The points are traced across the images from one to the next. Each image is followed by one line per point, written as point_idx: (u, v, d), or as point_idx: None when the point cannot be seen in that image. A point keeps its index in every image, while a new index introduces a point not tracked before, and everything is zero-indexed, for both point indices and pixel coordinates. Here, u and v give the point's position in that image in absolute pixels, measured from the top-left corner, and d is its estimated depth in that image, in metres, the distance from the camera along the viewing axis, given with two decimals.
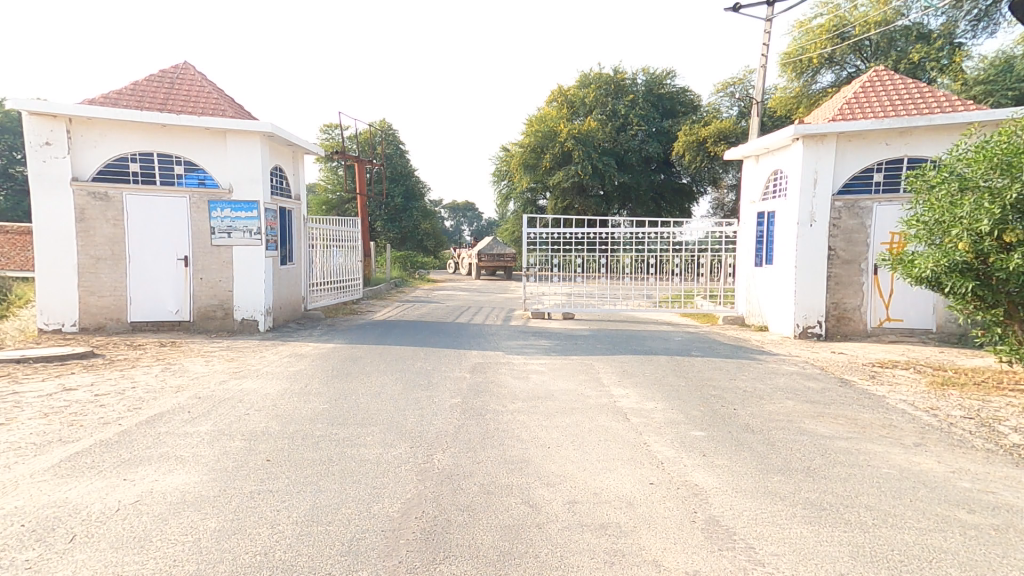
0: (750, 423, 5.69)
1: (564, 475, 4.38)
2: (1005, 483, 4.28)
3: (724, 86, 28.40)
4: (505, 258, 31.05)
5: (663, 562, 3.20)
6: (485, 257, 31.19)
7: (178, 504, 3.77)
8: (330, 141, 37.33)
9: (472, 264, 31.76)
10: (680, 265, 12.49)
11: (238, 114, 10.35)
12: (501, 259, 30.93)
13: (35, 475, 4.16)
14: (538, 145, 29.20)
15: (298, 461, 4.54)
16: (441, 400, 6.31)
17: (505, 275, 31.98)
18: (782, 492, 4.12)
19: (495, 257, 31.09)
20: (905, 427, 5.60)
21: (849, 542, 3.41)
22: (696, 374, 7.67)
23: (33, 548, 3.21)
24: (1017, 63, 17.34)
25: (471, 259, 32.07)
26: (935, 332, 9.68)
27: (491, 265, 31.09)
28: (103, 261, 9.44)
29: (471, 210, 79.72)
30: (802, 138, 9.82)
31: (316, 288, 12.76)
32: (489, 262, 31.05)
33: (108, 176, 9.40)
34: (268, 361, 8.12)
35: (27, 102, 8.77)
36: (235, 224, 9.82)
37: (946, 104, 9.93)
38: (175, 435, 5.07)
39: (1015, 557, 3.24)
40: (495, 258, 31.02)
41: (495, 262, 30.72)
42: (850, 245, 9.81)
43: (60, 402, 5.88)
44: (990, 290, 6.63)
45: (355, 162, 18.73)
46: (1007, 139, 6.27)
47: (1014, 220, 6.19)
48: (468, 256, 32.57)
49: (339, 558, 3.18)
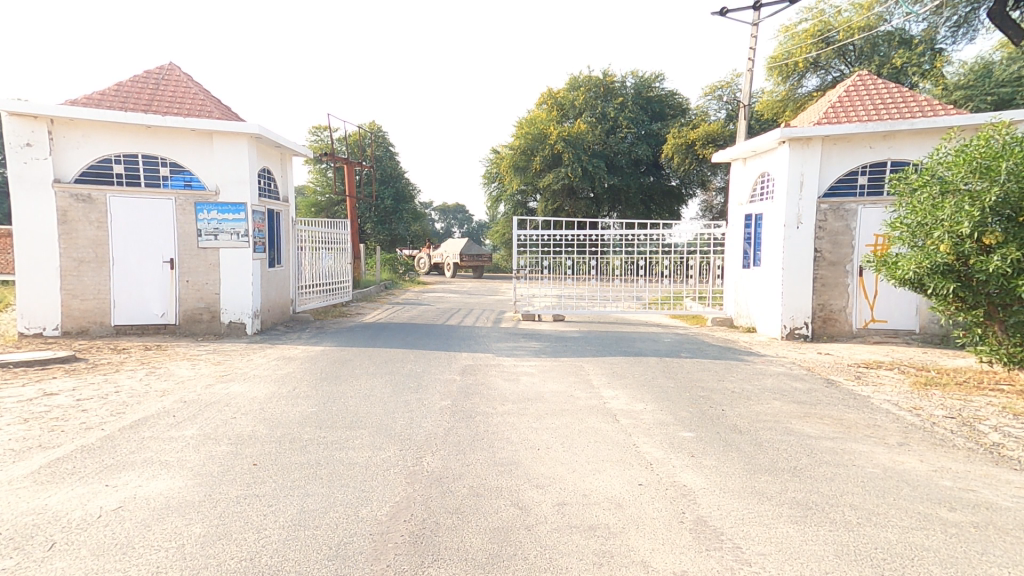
0: (738, 424, 5.73)
1: (553, 478, 4.38)
2: (985, 481, 4.35)
3: (713, 89, 28.60)
4: (482, 260, 32.72)
5: (651, 563, 3.21)
6: (464, 257, 32.32)
7: (162, 510, 3.73)
8: (320, 143, 37.43)
9: (448, 264, 32.70)
10: (669, 266, 12.41)
11: (225, 115, 10.26)
12: (480, 260, 32.74)
13: (13, 482, 4.09)
14: (528, 148, 29.31)
15: (285, 466, 4.50)
16: (430, 403, 6.28)
17: (475, 275, 33.83)
18: (769, 491, 4.15)
19: (474, 256, 32.79)
20: (889, 427, 5.68)
21: (835, 541, 3.45)
22: (685, 375, 7.73)
23: (11, 556, 3.15)
24: (996, 69, 17.63)
25: (446, 259, 33.09)
26: (919, 333, 9.82)
27: (471, 266, 32.49)
28: (86, 264, 9.30)
29: (461, 212, 79.54)
30: (788, 142, 9.95)
31: (305, 290, 12.66)
32: (470, 262, 32.46)
33: (91, 178, 9.28)
34: (256, 364, 8.04)
35: (8, 102, 8.63)
36: (222, 226, 9.74)
37: (928, 108, 10.10)
38: (159, 440, 5.00)
39: (994, 554, 3.30)
40: (474, 257, 32.92)
41: (475, 264, 32.23)
42: (835, 247, 9.93)
43: (41, 408, 5.78)
44: (972, 292, 6.72)
45: (344, 163, 18.29)
46: (986, 143, 6.41)
47: (993, 223, 6.31)
48: (441, 255, 33.26)
49: (326, 563, 3.16)
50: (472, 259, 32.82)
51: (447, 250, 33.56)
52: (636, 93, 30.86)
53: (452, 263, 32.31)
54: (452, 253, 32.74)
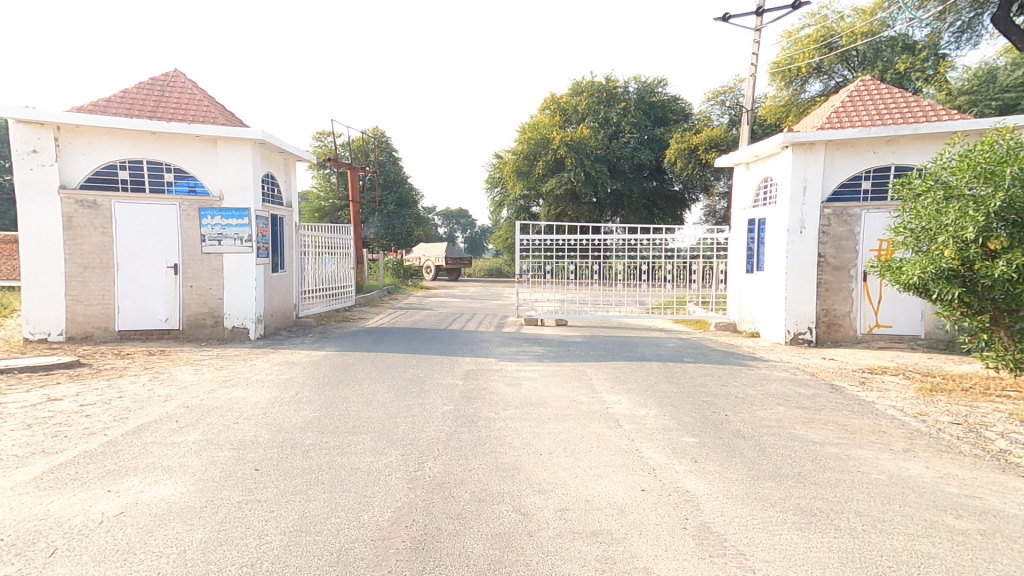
0: (742, 429, 5.71)
1: (555, 483, 4.36)
2: (992, 488, 4.30)
3: (715, 94, 28.68)
4: (463, 264, 34.16)
5: (654, 570, 3.19)
6: (448, 260, 33.26)
7: (163, 515, 3.73)
8: (325, 149, 37.82)
9: (427, 268, 33.36)
10: (672, 271, 12.40)
11: (229, 121, 10.31)
12: (461, 262, 33.90)
13: (16, 488, 4.10)
14: (531, 153, 29.47)
15: (287, 471, 4.50)
16: (432, 408, 6.27)
17: (448, 278, 34.84)
18: (772, 497, 4.12)
19: (458, 261, 34.01)
20: (894, 432, 5.63)
21: (840, 548, 3.41)
22: (688, 380, 7.70)
23: (12, 562, 3.15)
24: (1000, 74, 17.57)
25: (426, 261, 33.79)
26: (924, 339, 9.76)
27: (452, 268, 33.52)
28: (91, 269, 9.34)
29: (465, 217, 79.94)
30: (790, 146, 9.93)
31: (308, 295, 12.67)
32: (452, 265, 33.31)
33: (96, 185, 9.36)
34: (259, 369, 8.06)
35: (15, 110, 8.72)
36: (226, 231, 9.78)
37: (931, 113, 10.07)
38: (161, 445, 5.01)
39: (1001, 563, 3.26)
40: (458, 261, 34.08)
41: (458, 267, 33.12)
42: (839, 252, 9.89)
43: (45, 414, 5.80)
44: (977, 297, 6.67)
45: (349, 169, 18.46)
46: (990, 147, 6.40)
47: (998, 228, 6.28)
48: (419, 259, 33.96)
49: (327, 568, 3.15)
50: (455, 263, 34.39)
51: (425, 253, 34.10)
52: (638, 98, 30.92)
53: (435, 266, 32.96)
54: (434, 254, 33.42)
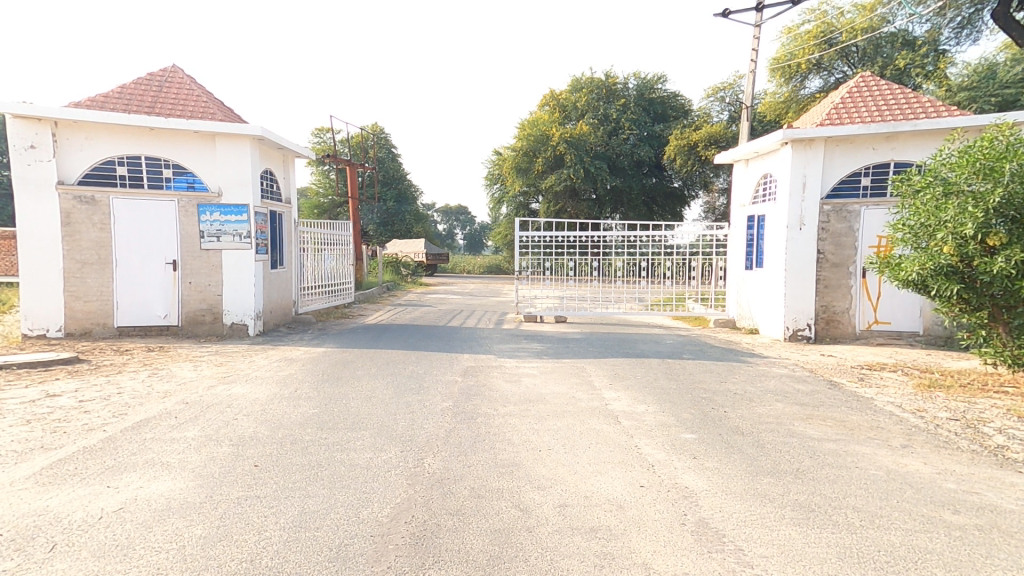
0: (740, 426, 5.71)
1: (554, 479, 4.36)
2: (989, 484, 4.32)
3: (715, 91, 28.63)
4: (441, 260, 34.33)
5: (653, 566, 3.20)
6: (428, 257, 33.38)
7: (162, 511, 3.74)
8: (323, 144, 37.83)
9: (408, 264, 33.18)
10: (672, 268, 12.44)
11: (228, 117, 10.28)
12: (440, 259, 34.05)
13: (15, 483, 4.10)
14: (531, 149, 29.32)
15: (286, 467, 4.51)
16: (431, 405, 6.28)
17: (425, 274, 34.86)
18: (771, 494, 4.13)
19: (436, 256, 34.18)
20: (893, 429, 5.64)
21: (838, 544, 3.42)
22: (687, 377, 7.70)
23: (12, 557, 3.16)
24: (1000, 70, 17.57)
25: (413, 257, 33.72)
26: (922, 335, 9.77)
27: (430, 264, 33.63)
28: (89, 265, 9.33)
29: (464, 213, 79.89)
30: (790, 143, 9.91)
31: (307, 292, 12.66)
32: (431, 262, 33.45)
33: (94, 180, 9.32)
34: (258, 366, 8.06)
35: (12, 105, 8.67)
36: (225, 228, 9.76)
37: (931, 109, 10.06)
38: (160, 441, 5.01)
39: (999, 557, 3.27)
40: (437, 257, 34.26)
41: (435, 263, 33.41)
42: (838, 249, 9.89)
43: (44, 409, 5.79)
44: (976, 293, 6.68)
45: (349, 166, 18.41)
46: (990, 143, 6.38)
47: (997, 224, 6.27)
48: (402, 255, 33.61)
49: (326, 564, 3.16)
50: (434, 258, 34.52)
51: (411, 248, 33.89)
52: (638, 95, 30.88)
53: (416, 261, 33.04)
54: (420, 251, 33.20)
